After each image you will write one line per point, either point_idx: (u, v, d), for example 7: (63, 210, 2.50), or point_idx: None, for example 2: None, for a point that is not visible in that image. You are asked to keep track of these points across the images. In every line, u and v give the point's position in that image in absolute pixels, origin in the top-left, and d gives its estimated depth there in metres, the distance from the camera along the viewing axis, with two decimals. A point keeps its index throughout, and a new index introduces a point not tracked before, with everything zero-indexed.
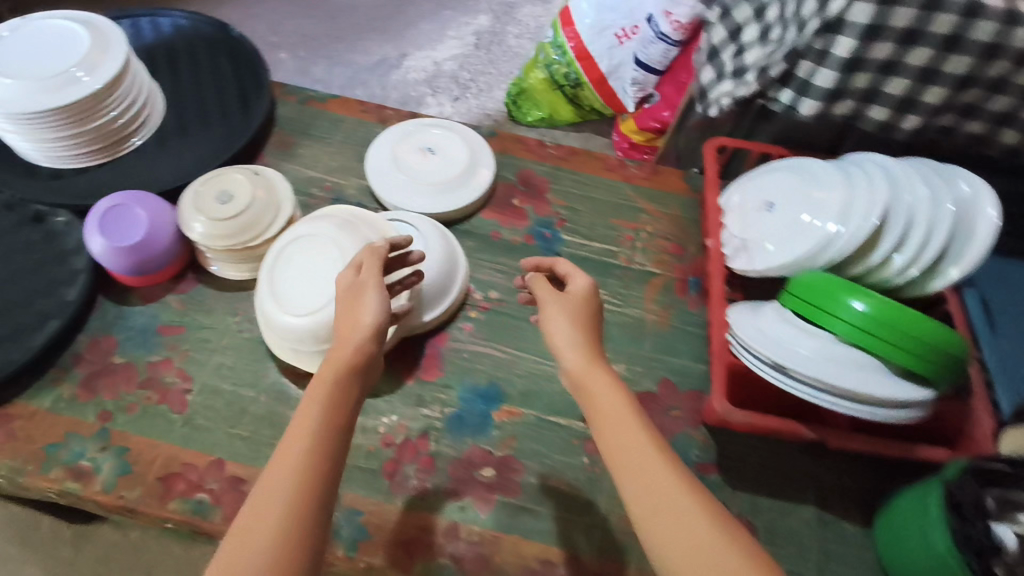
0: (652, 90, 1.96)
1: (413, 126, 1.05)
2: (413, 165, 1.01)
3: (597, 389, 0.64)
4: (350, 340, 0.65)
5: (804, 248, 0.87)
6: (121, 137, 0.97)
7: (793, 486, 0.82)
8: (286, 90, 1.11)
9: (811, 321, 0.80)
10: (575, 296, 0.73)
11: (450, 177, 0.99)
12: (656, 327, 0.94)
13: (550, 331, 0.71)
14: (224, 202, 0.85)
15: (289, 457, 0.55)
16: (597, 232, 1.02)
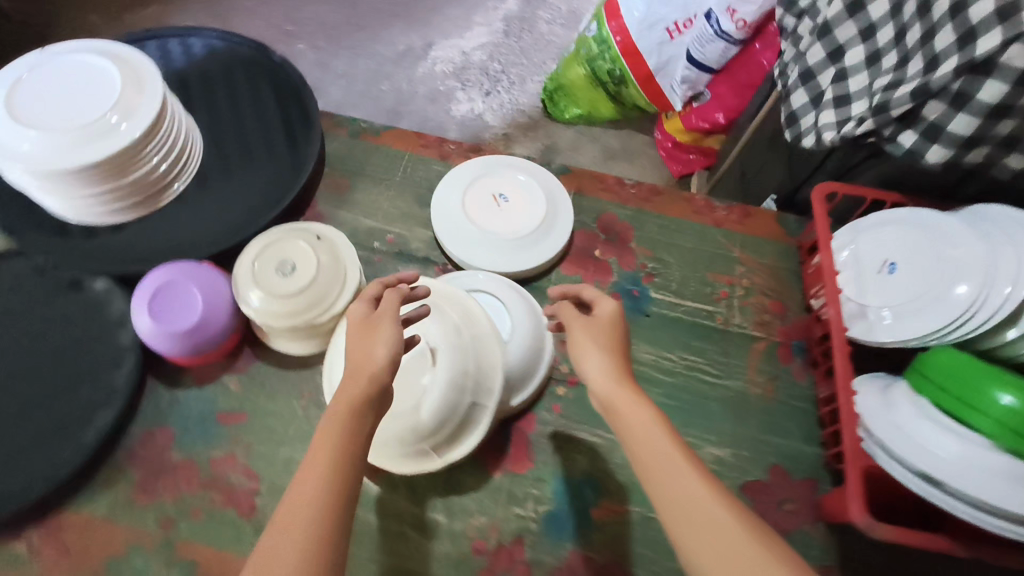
0: (703, 88, 1.79)
1: (483, 166, 0.95)
2: (485, 213, 0.91)
3: (634, 427, 0.57)
4: (361, 369, 0.58)
5: (938, 324, 0.78)
6: (161, 186, 0.86)
7: None
8: (336, 122, 1.00)
9: (955, 416, 0.70)
10: (602, 323, 0.67)
11: (528, 228, 0.89)
12: (762, 402, 0.85)
13: (580, 362, 0.65)
14: (286, 272, 0.75)
15: (303, 498, 0.49)
16: (689, 289, 0.92)
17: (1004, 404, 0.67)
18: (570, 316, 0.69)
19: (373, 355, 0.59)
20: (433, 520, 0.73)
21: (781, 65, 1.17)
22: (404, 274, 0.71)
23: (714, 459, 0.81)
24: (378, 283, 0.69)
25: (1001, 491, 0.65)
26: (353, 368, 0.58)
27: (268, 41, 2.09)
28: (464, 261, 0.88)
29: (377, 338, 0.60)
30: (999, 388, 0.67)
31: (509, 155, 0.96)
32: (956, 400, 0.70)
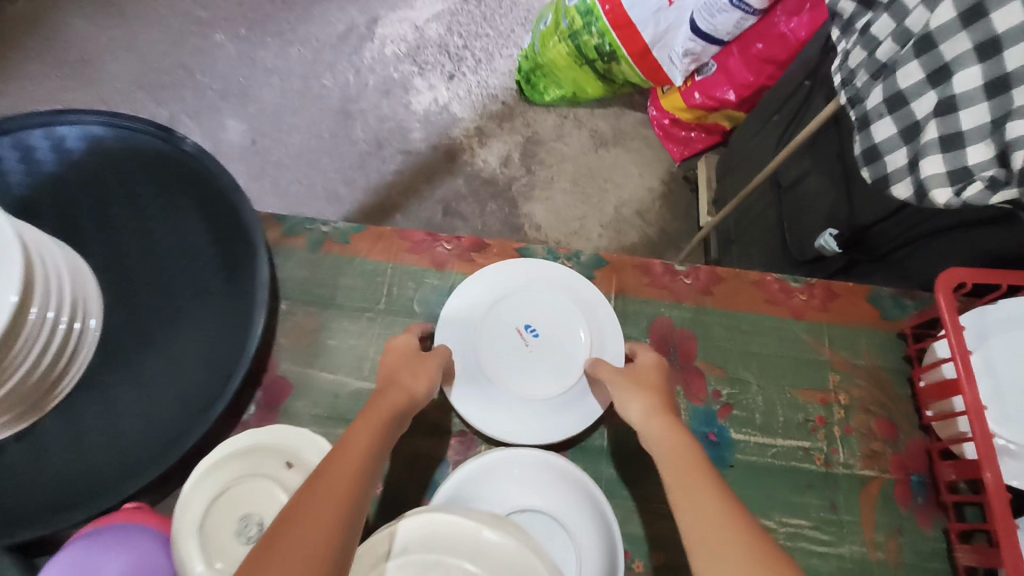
0: (709, 59, 1.32)
1: (502, 283, 0.72)
2: (509, 355, 0.69)
3: (661, 440, 0.54)
4: (400, 382, 0.58)
5: None
6: (71, 348, 0.63)
7: None
8: (286, 229, 0.75)
9: None
10: (647, 366, 0.63)
11: (568, 377, 0.68)
12: (887, 572, 0.67)
13: (619, 400, 0.61)
14: (254, 534, 0.53)
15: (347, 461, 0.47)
16: (778, 420, 0.72)
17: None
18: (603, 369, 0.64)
19: (416, 379, 0.59)
20: None
21: (841, 72, 0.71)
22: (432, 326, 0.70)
23: None
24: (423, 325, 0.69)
25: None
26: (393, 379, 0.58)
27: (173, 31, 1.62)
28: (485, 430, 0.65)
29: (426, 364, 0.61)
30: None
31: (538, 262, 0.73)
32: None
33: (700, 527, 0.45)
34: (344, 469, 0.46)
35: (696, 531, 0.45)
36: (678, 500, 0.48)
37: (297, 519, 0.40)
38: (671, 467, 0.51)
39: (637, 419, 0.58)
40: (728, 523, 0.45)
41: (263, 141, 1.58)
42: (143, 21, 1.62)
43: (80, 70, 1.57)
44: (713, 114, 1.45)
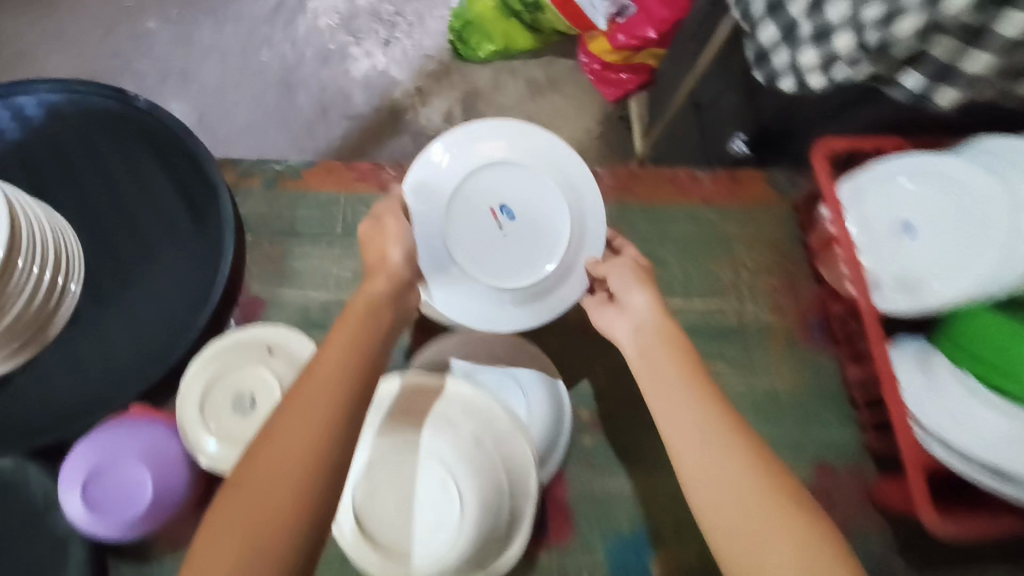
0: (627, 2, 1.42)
1: (477, 160, 0.75)
2: (485, 236, 0.74)
3: (651, 342, 0.59)
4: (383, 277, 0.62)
5: (966, 289, 0.72)
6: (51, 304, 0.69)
7: (976, 553, 0.75)
8: (241, 172, 0.82)
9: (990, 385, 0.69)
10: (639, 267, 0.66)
11: (542, 259, 0.74)
12: (793, 397, 0.80)
13: (622, 290, 0.64)
14: (249, 406, 0.62)
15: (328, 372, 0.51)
16: (695, 285, 0.83)
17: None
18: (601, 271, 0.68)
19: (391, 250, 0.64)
20: None
21: None
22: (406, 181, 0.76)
23: None
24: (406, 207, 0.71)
25: None
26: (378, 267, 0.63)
27: (105, 22, 1.64)
28: (463, 315, 0.72)
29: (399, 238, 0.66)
30: None
31: (510, 128, 0.75)
32: (989, 367, 0.68)
33: (689, 429, 0.52)
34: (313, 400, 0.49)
35: (688, 432, 0.52)
36: (669, 401, 0.55)
37: (277, 456, 0.47)
38: (655, 366, 0.57)
39: (641, 312, 0.62)
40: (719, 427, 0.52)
41: (209, 121, 1.62)
42: (73, 15, 1.64)
43: (15, 69, 1.59)
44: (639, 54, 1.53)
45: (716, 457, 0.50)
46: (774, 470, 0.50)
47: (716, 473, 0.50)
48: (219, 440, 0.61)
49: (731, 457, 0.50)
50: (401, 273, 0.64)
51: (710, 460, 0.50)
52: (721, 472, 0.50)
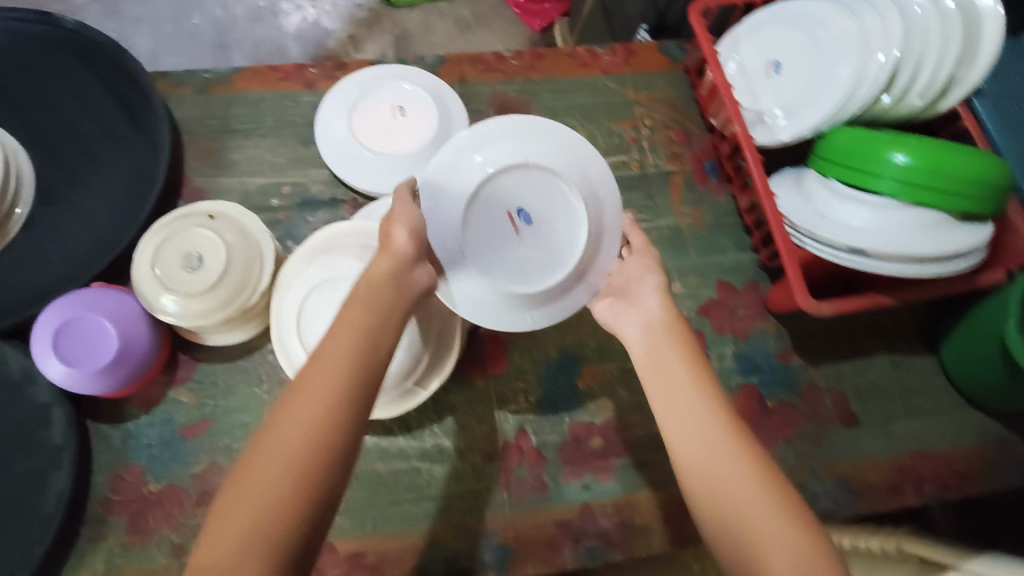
0: None
1: (502, 156, 0.64)
2: (496, 238, 0.65)
3: (664, 357, 0.58)
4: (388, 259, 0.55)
5: (823, 114, 0.80)
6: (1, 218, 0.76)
7: (864, 341, 0.84)
8: (172, 82, 0.89)
9: (854, 185, 0.75)
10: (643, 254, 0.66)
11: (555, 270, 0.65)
12: (695, 230, 0.88)
13: (641, 278, 0.65)
14: (195, 264, 0.69)
15: (321, 379, 0.47)
16: (600, 145, 0.92)
17: (899, 163, 0.71)
18: (603, 261, 0.67)
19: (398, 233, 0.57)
20: (438, 444, 0.75)
21: None
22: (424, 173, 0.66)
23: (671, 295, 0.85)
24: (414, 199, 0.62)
25: (920, 243, 0.70)
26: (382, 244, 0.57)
27: None
28: (473, 316, 0.65)
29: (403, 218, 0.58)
30: (890, 150, 0.71)
31: (518, 123, 0.65)
32: (852, 171, 0.74)
33: (697, 443, 0.52)
34: (291, 433, 0.45)
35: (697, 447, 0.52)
36: (683, 417, 0.54)
37: (248, 492, 0.44)
38: (662, 378, 0.57)
39: (652, 308, 0.62)
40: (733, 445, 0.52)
41: None
42: None
43: None
44: None
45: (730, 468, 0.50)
46: (782, 482, 0.50)
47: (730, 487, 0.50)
48: (178, 300, 0.68)
49: (742, 472, 0.50)
50: (405, 253, 0.57)
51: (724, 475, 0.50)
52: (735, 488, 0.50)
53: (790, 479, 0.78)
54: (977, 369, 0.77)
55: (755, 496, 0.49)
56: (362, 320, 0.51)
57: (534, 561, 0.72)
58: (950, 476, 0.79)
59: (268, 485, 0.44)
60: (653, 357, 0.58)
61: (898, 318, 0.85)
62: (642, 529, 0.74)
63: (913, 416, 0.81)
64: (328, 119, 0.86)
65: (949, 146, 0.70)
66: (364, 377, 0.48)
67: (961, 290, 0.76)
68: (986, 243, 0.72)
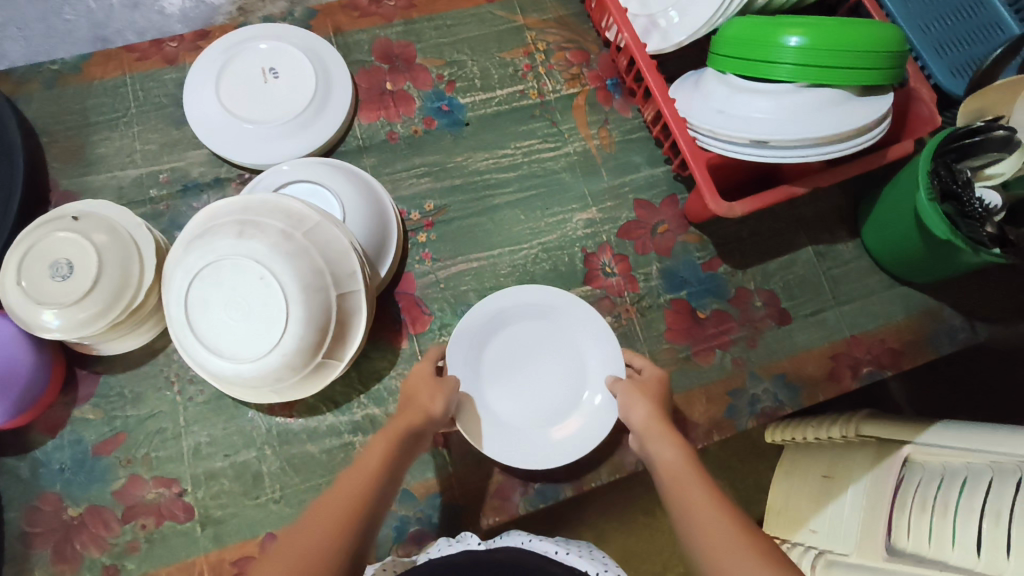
0: None
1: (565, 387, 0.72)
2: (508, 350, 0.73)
3: (646, 422, 0.60)
4: (416, 407, 0.62)
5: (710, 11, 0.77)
6: None
7: (787, 236, 0.83)
8: (18, 81, 0.81)
9: (751, 77, 0.72)
10: (650, 381, 0.66)
11: (537, 340, 0.74)
12: (604, 151, 0.85)
13: (625, 404, 0.64)
14: (65, 272, 0.63)
15: (354, 479, 0.50)
16: (494, 78, 0.87)
17: (792, 47, 0.68)
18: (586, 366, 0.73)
19: (432, 399, 0.63)
20: (368, 414, 0.72)
21: None
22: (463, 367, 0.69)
23: (586, 221, 0.82)
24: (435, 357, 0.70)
25: (822, 126, 0.68)
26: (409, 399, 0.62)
27: None
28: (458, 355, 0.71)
29: (444, 391, 0.65)
30: (780, 33, 0.68)
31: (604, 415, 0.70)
32: (748, 63, 0.71)
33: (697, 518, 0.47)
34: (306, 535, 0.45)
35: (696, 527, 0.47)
36: (667, 469, 0.53)
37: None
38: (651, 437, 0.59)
39: (639, 421, 0.61)
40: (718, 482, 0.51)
41: None
42: None
43: None
44: None
45: (705, 510, 0.48)
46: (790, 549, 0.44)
47: (695, 511, 0.48)
48: (58, 314, 0.63)
49: (705, 497, 0.49)
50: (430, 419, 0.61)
51: (697, 513, 0.48)
52: (705, 529, 0.46)
53: (730, 386, 0.77)
54: (898, 248, 0.77)
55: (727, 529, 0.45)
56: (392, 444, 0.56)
57: (486, 513, 0.71)
58: (885, 355, 0.79)
59: (301, 562, 0.42)
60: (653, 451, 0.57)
61: (819, 209, 0.84)
62: (590, 461, 0.73)
63: (843, 302, 0.81)
64: (197, 92, 0.80)
65: (839, 21, 0.67)
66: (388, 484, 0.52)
67: (870, 168, 0.74)
68: (888, 113, 0.70)
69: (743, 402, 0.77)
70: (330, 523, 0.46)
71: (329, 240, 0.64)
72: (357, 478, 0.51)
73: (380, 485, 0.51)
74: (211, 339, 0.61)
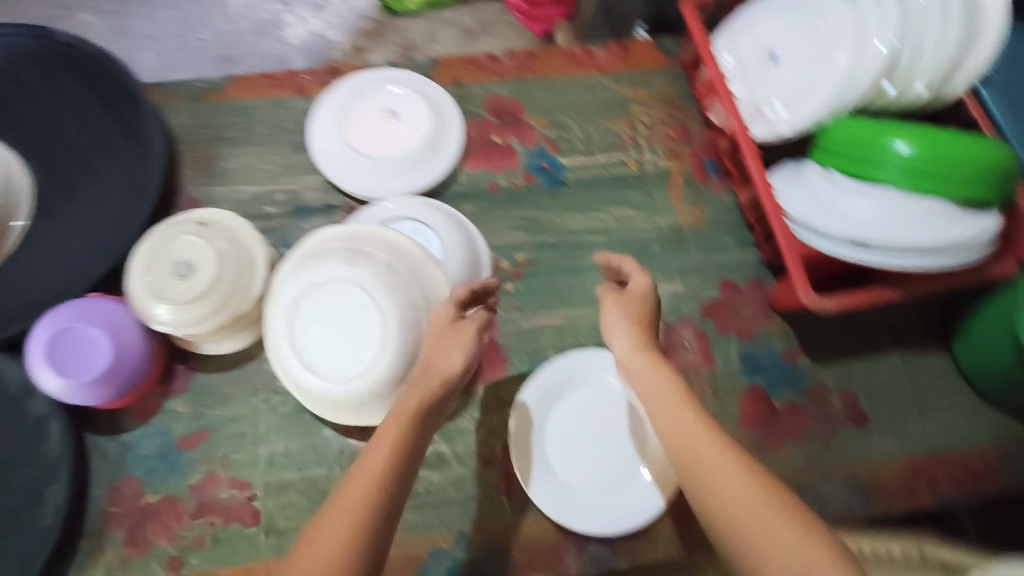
0: None
1: (624, 458, 0.72)
2: (574, 412, 0.74)
3: (644, 386, 0.55)
4: (432, 377, 0.56)
5: (820, 107, 0.79)
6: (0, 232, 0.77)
7: (873, 338, 0.82)
8: (165, 93, 0.90)
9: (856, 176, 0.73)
10: (634, 298, 0.63)
11: (603, 407, 0.75)
12: (695, 228, 0.87)
13: (607, 331, 0.62)
14: (186, 271, 0.68)
15: (372, 464, 0.49)
16: (596, 143, 0.90)
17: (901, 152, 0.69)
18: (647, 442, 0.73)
19: (449, 359, 0.58)
20: (437, 451, 0.74)
21: None
22: (493, 281, 0.68)
23: (670, 294, 0.83)
24: (467, 286, 0.64)
25: (925, 233, 0.68)
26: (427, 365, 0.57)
27: None
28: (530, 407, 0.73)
29: (461, 346, 0.59)
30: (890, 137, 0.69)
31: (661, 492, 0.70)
32: (855, 162, 0.72)
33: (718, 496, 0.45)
34: (330, 538, 0.45)
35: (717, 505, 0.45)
36: (664, 423, 0.51)
37: None
38: (676, 439, 0.50)
39: (621, 357, 0.59)
40: (772, 514, 0.42)
41: None
42: None
43: None
44: None
45: (748, 525, 0.43)
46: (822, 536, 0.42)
47: (716, 492, 0.45)
48: (171, 309, 0.67)
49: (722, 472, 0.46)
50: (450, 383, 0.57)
51: (734, 524, 0.43)
52: (742, 526, 0.43)
53: (798, 480, 0.76)
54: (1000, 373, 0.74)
55: (754, 511, 0.43)
56: (402, 426, 0.52)
57: (536, 569, 0.71)
58: (966, 476, 0.76)
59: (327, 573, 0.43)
60: (647, 399, 0.54)
61: (910, 315, 0.83)
62: (647, 533, 0.72)
63: (926, 414, 0.79)
64: (321, 124, 0.86)
65: (953, 134, 0.68)
66: (396, 488, 0.49)
67: (969, 283, 0.74)
68: (996, 231, 0.70)
69: (811, 498, 0.75)
70: (343, 535, 0.45)
71: (429, 276, 0.67)
72: (375, 454, 0.50)
73: (387, 482, 0.48)
74: (309, 357, 0.65)
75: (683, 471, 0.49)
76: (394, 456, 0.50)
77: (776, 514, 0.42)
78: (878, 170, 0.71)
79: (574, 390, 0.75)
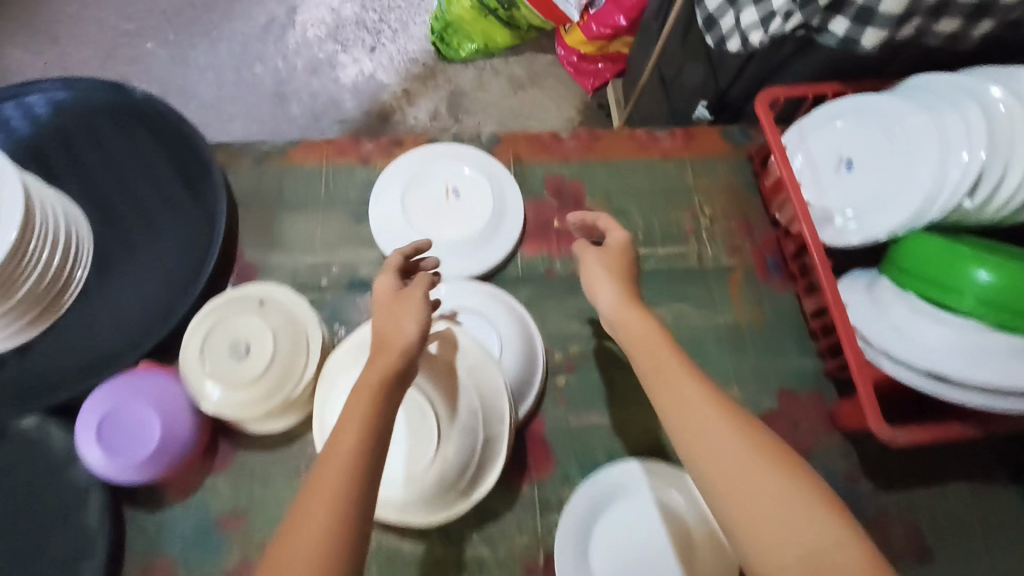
0: None
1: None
2: (616, 522, 0.70)
3: (627, 326, 0.59)
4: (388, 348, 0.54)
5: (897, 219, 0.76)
6: (64, 281, 0.77)
7: (940, 466, 0.78)
8: (231, 152, 0.90)
9: (935, 302, 0.70)
10: (613, 251, 0.66)
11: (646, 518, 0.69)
12: (755, 331, 0.84)
13: (589, 284, 0.65)
14: (242, 351, 0.67)
15: (362, 396, 0.50)
16: (656, 233, 0.89)
17: (981, 283, 0.66)
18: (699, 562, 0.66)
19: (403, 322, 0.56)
20: (477, 553, 0.71)
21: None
22: (420, 244, 0.71)
23: None
24: (399, 260, 0.66)
25: (1009, 372, 0.64)
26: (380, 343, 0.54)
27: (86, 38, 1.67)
28: (569, 516, 0.71)
29: (411, 311, 0.57)
30: (975, 266, 0.66)
31: None
32: (936, 287, 0.69)
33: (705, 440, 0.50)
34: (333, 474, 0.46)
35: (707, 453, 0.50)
36: (647, 368, 0.55)
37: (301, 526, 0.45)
38: (656, 374, 0.54)
39: (607, 306, 0.62)
40: (764, 471, 0.48)
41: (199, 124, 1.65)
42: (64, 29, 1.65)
43: None
44: (613, 43, 1.34)
45: (725, 454, 0.49)
46: (793, 468, 0.48)
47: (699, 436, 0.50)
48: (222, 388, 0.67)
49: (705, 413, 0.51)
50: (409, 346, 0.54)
51: (716, 455, 0.49)
52: (720, 461, 0.49)
53: None
54: None
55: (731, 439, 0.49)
56: (387, 365, 0.52)
57: None
58: None
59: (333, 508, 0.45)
60: (629, 341, 0.58)
61: (981, 446, 0.78)
62: None
63: (995, 556, 0.74)
64: (382, 198, 0.85)
65: None
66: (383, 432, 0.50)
67: None
68: None
69: None
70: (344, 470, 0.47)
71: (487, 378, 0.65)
72: (361, 391, 0.51)
73: (380, 418, 0.50)
74: None
75: (669, 410, 0.53)
76: (376, 399, 0.50)
77: (752, 446, 0.49)
78: (960, 300, 0.67)
79: (620, 499, 0.71)
